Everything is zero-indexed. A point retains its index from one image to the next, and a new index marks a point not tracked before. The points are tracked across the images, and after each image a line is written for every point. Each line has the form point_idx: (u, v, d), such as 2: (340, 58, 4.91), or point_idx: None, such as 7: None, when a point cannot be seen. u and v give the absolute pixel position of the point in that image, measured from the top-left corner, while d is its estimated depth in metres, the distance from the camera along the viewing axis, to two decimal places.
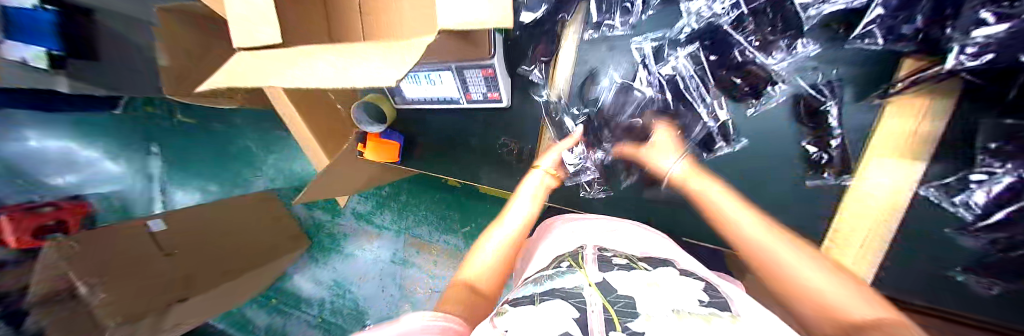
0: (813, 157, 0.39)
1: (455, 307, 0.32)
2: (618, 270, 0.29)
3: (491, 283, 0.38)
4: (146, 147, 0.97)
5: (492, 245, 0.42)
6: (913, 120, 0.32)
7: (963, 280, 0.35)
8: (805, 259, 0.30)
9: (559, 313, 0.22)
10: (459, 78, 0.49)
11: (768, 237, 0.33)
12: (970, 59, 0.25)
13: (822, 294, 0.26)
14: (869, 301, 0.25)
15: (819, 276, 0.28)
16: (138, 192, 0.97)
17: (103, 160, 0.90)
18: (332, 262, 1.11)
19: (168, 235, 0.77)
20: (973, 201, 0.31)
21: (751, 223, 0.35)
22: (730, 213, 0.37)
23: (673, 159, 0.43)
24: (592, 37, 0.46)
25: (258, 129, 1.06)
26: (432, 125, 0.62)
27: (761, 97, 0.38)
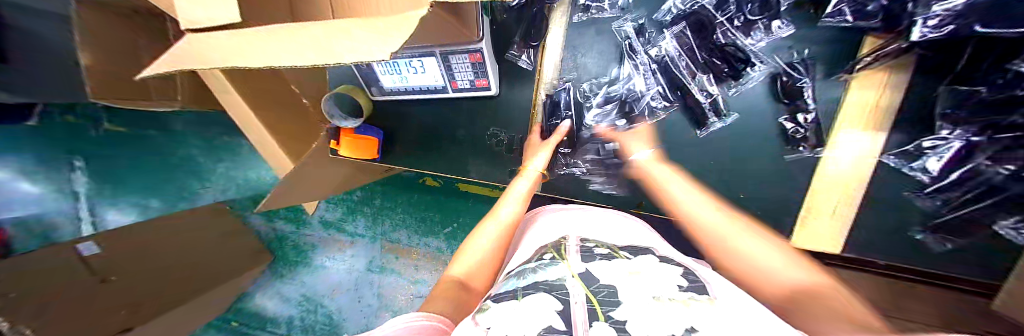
0: (791, 131, 0.40)
1: (445, 304, 0.30)
2: (598, 260, 0.29)
3: (484, 279, 0.36)
4: (67, 162, 0.84)
5: (483, 243, 0.40)
6: (874, 91, 0.36)
7: (923, 238, 0.39)
8: (748, 236, 0.35)
9: (542, 307, 0.21)
10: (444, 64, 0.46)
11: (713, 216, 0.38)
12: (933, 31, 0.27)
13: (768, 268, 0.31)
14: (796, 264, 0.31)
15: (753, 247, 0.34)
16: (65, 217, 0.86)
17: (18, 181, 0.80)
18: (298, 277, 1.03)
19: (104, 262, 0.67)
20: (929, 166, 0.35)
21: (703, 208, 0.40)
22: (695, 203, 0.40)
23: (642, 149, 0.47)
24: (581, 20, 0.46)
25: (203, 135, 0.95)
26: (410, 119, 0.59)
27: (741, 78, 0.40)
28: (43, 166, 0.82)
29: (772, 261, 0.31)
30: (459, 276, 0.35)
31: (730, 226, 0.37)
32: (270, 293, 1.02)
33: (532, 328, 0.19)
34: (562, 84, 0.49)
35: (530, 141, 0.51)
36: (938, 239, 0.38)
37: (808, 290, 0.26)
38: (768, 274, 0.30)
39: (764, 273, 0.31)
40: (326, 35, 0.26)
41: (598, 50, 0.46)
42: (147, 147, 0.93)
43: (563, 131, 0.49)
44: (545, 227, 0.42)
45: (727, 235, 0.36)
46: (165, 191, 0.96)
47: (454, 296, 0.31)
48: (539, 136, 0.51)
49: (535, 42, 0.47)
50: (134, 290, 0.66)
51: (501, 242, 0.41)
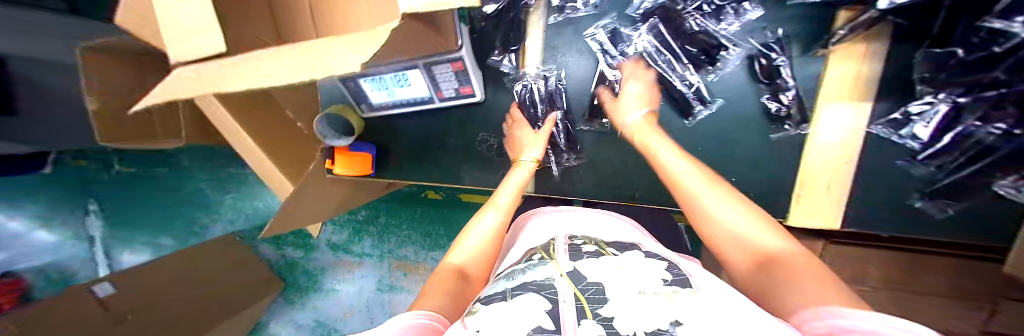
0: (775, 110, 0.40)
1: (441, 298, 0.30)
2: (587, 257, 0.30)
3: (481, 268, 0.37)
4: (81, 205, 0.85)
5: (479, 234, 0.41)
6: (854, 63, 0.36)
7: (922, 205, 0.38)
8: (727, 201, 0.34)
9: (531, 307, 0.22)
10: (428, 75, 0.47)
11: (693, 180, 0.37)
12: None
13: (743, 237, 0.31)
14: (772, 230, 0.32)
15: (727, 208, 0.34)
16: (80, 261, 0.85)
17: (33, 231, 0.79)
18: (310, 302, 1.05)
19: (119, 301, 0.69)
20: (919, 130, 0.35)
21: (686, 169, 0.38)
22: (675, 168, 0.38)
23: (637, 109, 0.44)
24: (556, 21, 0.47)
25: (210, 169, 0.98)
26: (403, 133, 0.60)
27: (718, 62, 0.40)
28: (52, 211, 0.82)
29: (747, 230, 0.32)
30: (458, 265, 0.36)
31: (712, 191, 0.36)
32: (283, 322, 1.04)
33: (521, 330, 0.19)
34: (546, 83, 0.49)
35: (517, 129, 0.50)
36: (937, 205, 0.37)
37: (781, 263, 0.27)
38: (743, 248, 0.31)
39: (740, 238, 0.31)
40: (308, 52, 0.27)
41: (576, 49, 0.47)
42: (148, 183, 0.94)
43: (551, 119, 0.49)
44: (538, 229, 0.43)
45: (705, 202, 0.35)
46: (171, 225, 0.97)
47: (453, 288, 0.32)
48: (527, 126, 0.50)
49: (514, 46, 0.48)
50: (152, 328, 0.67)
51: (498, 233, 0.41)
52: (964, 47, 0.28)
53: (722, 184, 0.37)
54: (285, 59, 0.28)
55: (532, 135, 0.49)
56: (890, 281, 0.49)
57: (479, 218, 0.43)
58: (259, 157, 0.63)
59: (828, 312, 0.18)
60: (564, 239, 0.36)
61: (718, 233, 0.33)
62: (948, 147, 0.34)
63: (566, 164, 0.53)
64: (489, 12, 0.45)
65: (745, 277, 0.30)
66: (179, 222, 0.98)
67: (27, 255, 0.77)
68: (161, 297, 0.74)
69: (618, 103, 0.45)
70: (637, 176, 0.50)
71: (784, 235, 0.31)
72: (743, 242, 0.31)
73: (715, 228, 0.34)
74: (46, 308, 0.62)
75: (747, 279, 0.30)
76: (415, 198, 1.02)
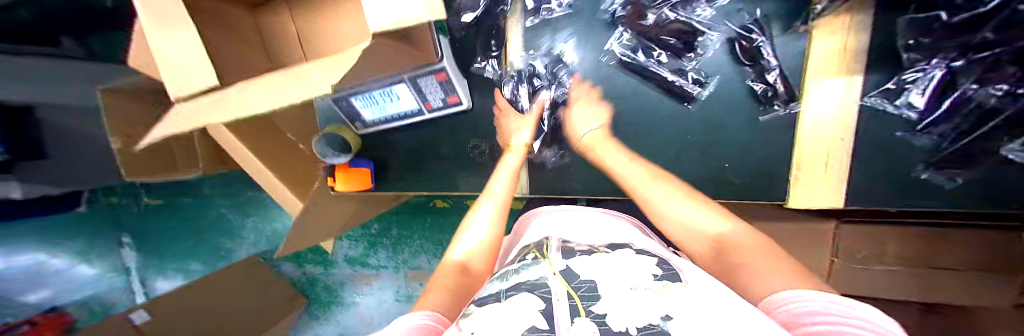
0: (761, 91, 0.40)
1: (443, 297, 0.29)
2: (579, 256, 0.29)
3: (484, 264, 0.37)
4: (115, 237, 0.92)
5: (479, 229, 0.40)
6: (840, 37, 0.35)
7: (927, 176, 0.36)
8: (676, 197, 0.39)
9: (524, 307, 0.20)
10: (415, 87, 0.48)
11: (647, 182, 0.41)
12: None
13: (695, 228, 0.35)
14: (718, 217, 0.36)
15: (677, 202, 0.38)
16: (120, 292, 0.90)
17: (74, 267, 0.83)
18: (334, 316, 1.09)
19: (153, 325, 0.73)
20: (914, 98, 0.34)
21: (637, 174, 0.42)
22: (631, 176, 0.42)
23: (594, 124, 0.46)
24: (534, 24, 0.47)
25: (229, 194, 1.02)
26: (400, 146, 0.61)
27: (698, 49, 0.40)
28: (88, 245, 0.87)
29: (700, 221, 0.36)
30: (460, 262, 0.36)
31: (664, 192, 0.40)
32: None
33: (514, 329, 0.18)
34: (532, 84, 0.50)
35: (505, 117, 0.51)
36: (944, 174, 0.36)
37: (732, 247, 0.31)
38: (697, 236, 0.35)
39: (692, 229, 0.36)
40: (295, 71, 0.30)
41: (554, 49, 0.47)
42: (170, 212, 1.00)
43: (540, 102, 0.49)
44: (538, 229, 0.43)
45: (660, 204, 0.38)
46: (200, 252, 1.02)
47: (457, 287, 0.31)
48: (513, 110, 0.50)
49: (495, 51, 0.49)
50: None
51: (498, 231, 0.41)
52: (947, 9, 0.27)
53: (672, 181, 0.41)
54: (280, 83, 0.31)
55: (520, 119, 0.49)
56: (907, 257, 0.47)
57: (473, 214, 0.42)
58: (269, 182, 0.67)
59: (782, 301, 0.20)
60: (557, 240, 0.36)
61: (675, 228, 0.37)
62: (947, 114, 0.33)
63: (546, 160, 0.53)
64: (468, 21, 0.47)
65: (702, 262, 0.34)
66: (202, 249, 1.02)
67: (68, 291, 0.80)
68: (189, 320, 0.77)
69: (574, 113, 0.47)
70: None
71: (728, 218, 0.36)
72: (697, 232, 0.35)
73: (672, 223, 0.38)
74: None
75: (703, 262, 0.34)
76: (425, 209, 1.04)
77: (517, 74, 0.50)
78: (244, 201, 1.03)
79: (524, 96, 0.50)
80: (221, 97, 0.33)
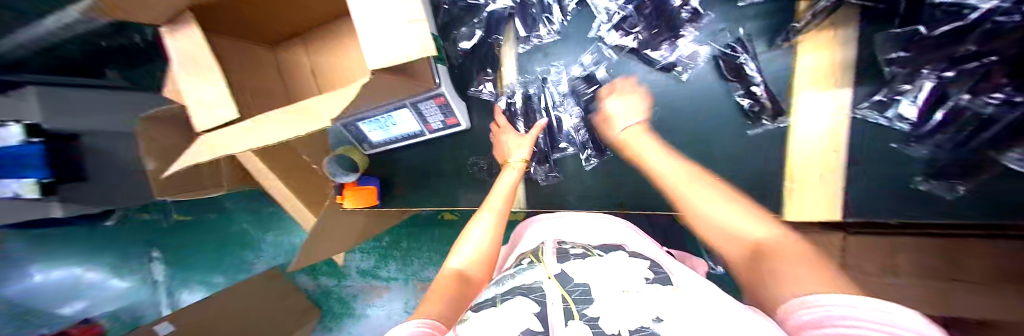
0: (747, 105, 0.40)
1: (441, 308, 0.30)
2: (573, 258, 0.29)
3: (482, 271, 0.38)
4: (144, 253, 0.86)
5: (477, 238, 0.41)
6: (828, 50, 0.36)
7: (925, 189, 0.37)
8: (710, 192, 0.32)
9: (520, 310, 0.21)
10: (416, 112, 0.51)
11: (677, 175, 0.34)
12: None
13: (730, 230, 0.28)
14: (762, 221, 0.28)
15: (706, 199, 0.31)
16: (149, 304, 0.83)
17: (108, 280, 0.79)
18: (345, 328, 1.10)
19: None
20: (903, 110, 0.34)
21: (672, 167, 0.36)
22: (651, 161, 0.37)
23: (633, 118, 0.41)
24: (526, 49, 0.50)
25: (252, 209, 1.04)
26: (405, 163, 0.64)
27: (676, 66, 0.42)
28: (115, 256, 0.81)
29: (737, 222, 0.29)
30: (458, 270, 0.36)
31: (694, 188, 0.33)
32: None
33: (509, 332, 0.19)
34: (528, 108, 0.51)
35: (503, 134, 0.50)
36: (943, 187, 0.35)
37: (770, 251, 0.24)
38: (730, 240, 0.28)
39: (724, 230, 0.29)
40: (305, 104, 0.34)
41: (545, 71, 0.50)
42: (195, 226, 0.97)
43: (540, 126, 0.47)
44: (534, 237, 0.43)
45: (691, 197, 0.32)
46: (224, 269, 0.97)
47: (454, 294, 0.33)
48: (512, 129, 0.50)
49: (490, 75, 0.52)
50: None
51: (494, 239, 0.41)
52: (927, 22, 0.28)
53: (706, 177, 0.35)
54: (289, 113, 0.34)
55: (518, 140, 0.48)
56: None
57: (473, 225, 0.43)
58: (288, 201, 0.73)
59: (797, 302, 0.18)
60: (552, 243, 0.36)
61: (709, 227, 0.30)
62: (938, 126, 0.32)
63: (546, 180, 0.54)
64: (464, 48, 0.51)
65: (742, 272, 0.27)
66: (230, 260, 0.98)
67: (101, 304, 0.74)
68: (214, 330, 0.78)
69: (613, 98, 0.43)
70: (625, 185, 0.50)
71: (767, 219, 0.29)
72: (731, 234, 0.28)
73: (702, 222, 0.31)
74: None
75: (744, 273, 0.27)
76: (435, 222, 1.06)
77: (512, 92, 0.51)
78: (265, 216, 1.06)
79: (519, 116, 0.52)
80: (238, 126, 0.36)
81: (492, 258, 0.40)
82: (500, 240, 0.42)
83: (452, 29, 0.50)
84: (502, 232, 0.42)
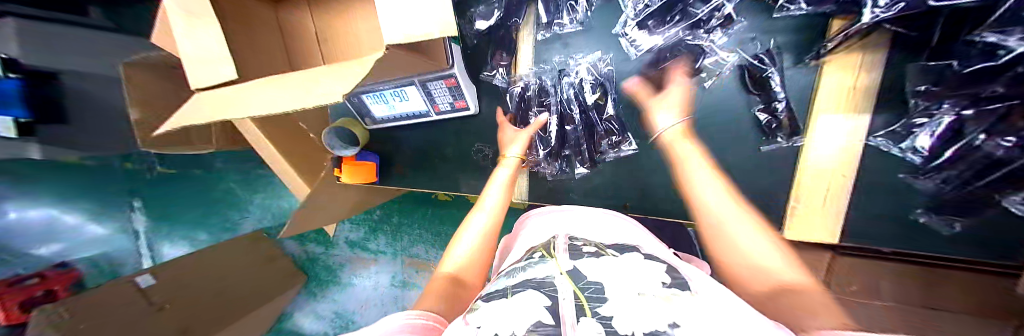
0: (765, 121, 0.40)
1: (434, 304, 0.30)
2: (587, 257, 0.29)
3: (475, 273, 0.37)
4: (125, 203, 0.97)
5: (471, 237, 0.40)
6: (851, 74, 0.35)
7: (924, 221, 0.38)
8: (748, 223, 0.30)
9: (531, 302, 0.21)
10: (424, 91, 0.50)
11: (713, 192, 0.33)
12: (884, 10, 0.26)
13: (755, 263, 0.27)
14: (789, 262, 0.27)
15: (743, 226, 0.30)
16: (127, 252, 0.98)
17: (86, 225, 0.91)
18: (330, 295, 1.12)
19: (158, 290, 0.77)
20: (919, 145, 0.34)
21: (712, 186, 0.33)
22: (691, 172, 0.36)
23: (672, 115, 0.39)
24: (545, 37, 0.48)
25: (240, 169, 1.05)
26: (405, 141, 0.62)
27: (701, 73, 0.41)
28: (99, 203, 0.93)
29: (762, 259, 0.27)
30: (451, 272, 0.36)
31: (727, 211, 0.31)
32: (307, 313, 1.13)
33: (520, 322, 0.18)
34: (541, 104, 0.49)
35: (503, 129, 0.50)
36: (940, 222, 0.37)
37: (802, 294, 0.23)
38: (757, 272, 0.27)
39: (747, 261, 0.28)
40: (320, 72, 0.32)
41: (563, 62, 0.48)
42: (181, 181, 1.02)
43: (539, 122, 0.47)
44: (540, 229, 0.43)
45: (722, 221, 0.31)
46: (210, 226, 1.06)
47: (449, 293, 0.32)
48: (511, 125, 0.50)
49: (504, 61, 0.49)
50: (180, 321, 0.74)
51: (488, 236, 0.41)
52: (961, 58, 0.27)
53: (744, 203, 0.33)
54: (299, 81, 0.32)
55: (515, 133, 0.48)
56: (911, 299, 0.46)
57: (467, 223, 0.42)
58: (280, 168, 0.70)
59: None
60: (564, 235, 0.37)
61: (732, 254, 0.29)
62: (952, 162, 0.32)
63: (552, 174, 0.54)
64: (481, 30, 0.48)
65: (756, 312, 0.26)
66: (217, 220, 1.06)
67: (75, 249, 0.89)
68: (194, 287, 0.82)
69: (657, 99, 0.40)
70: (630, 188, 0.50)
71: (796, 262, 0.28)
72: (751, 266, 0.27)
73: (724, 244, 0.30)
74: (98, 300, 0.70)
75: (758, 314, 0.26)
76: (427, 201, 1.06)
77: (528, 81, 0.49)
78: (253, 178, 1.05)
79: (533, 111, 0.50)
80: (240, 88, 0.34)
81: (489, 253, 0.40)
82: (495, 238, 0.42)
83: (470, 7, 0.47)
84: (497, 229, 0.42)
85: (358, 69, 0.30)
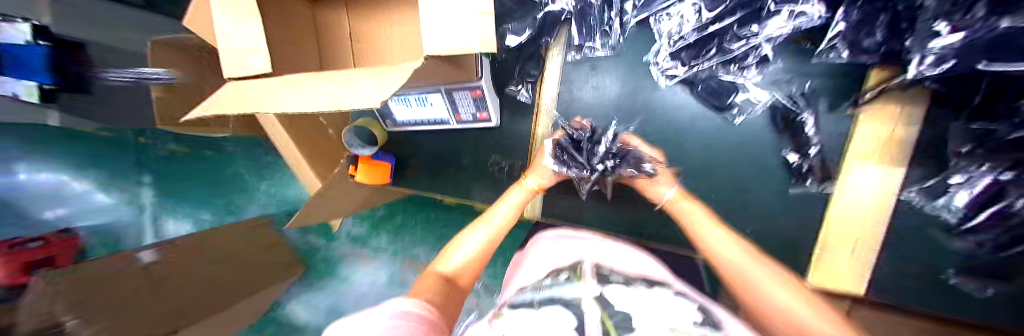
0: (796, 164, 0.40)
1: (429, 297, 0.30)
2: (615, 285, 0.28)
3: (469, 276, 0.39)
4: None
5: (471, 245, 0.41)
6: (888, 124, 0.35)
7: (957, 282, 0.36)
8: (771, 278, 0.31)
9: (556, 320, 0.21)
10: (449, 99, 0.50)
11: (724, 245, 0.36)
12: (929, 68, 0.25)
13: (779, 304, 0.28)
14: (794, 293, 0.29)
15: (769, 282, 0.30)
16: None
17: None
18: (323, 286, 1.00)
19: None
20: (955, 203, 0.32)
21: (723, 240, 0.36)
22: (702, 230, 0.38)
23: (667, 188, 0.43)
24: (575, 58, 0.49)
25: None
26: (421, 146, 0.63)
27: (733, 107, 0.41)
28: None
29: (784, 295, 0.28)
30: (446, 273, 0.37)
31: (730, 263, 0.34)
32: None
33: None
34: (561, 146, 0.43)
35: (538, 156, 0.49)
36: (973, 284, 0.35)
37: None
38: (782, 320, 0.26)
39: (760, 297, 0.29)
40: (343, 78, 0.33)
41: (592, 85, 0.49)
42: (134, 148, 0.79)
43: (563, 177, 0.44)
44: (553, 253, 0.41)
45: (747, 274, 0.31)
46: None
47: (441, 291, 0.33)
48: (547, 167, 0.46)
49: (531, 78, 0.50)
50: None
51: (486, 248, 0.42)
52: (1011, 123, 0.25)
53: (766, 261, 0.34)
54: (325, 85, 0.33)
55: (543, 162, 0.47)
56: None
57: (472, 229, 0.43)
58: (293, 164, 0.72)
59: None
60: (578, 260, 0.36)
61: (754, 297, 0.30)
62: (987, 225, 0.30)
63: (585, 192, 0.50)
64: (512, 45, 0.48)
65: None
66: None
67: None
68: None
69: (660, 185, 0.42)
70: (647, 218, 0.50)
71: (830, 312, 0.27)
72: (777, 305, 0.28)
73: (745, 289, 0.31)
74: None
75: None
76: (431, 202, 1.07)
77: (556, 100, 0.51)
78: None
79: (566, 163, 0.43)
80: (264, 83, 0.36)
81: (486, 257, 0.41)
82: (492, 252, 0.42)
83: (501, 23, 0.46)
84: (495, 245, 0.43)
85: (389, 79, 0.31)
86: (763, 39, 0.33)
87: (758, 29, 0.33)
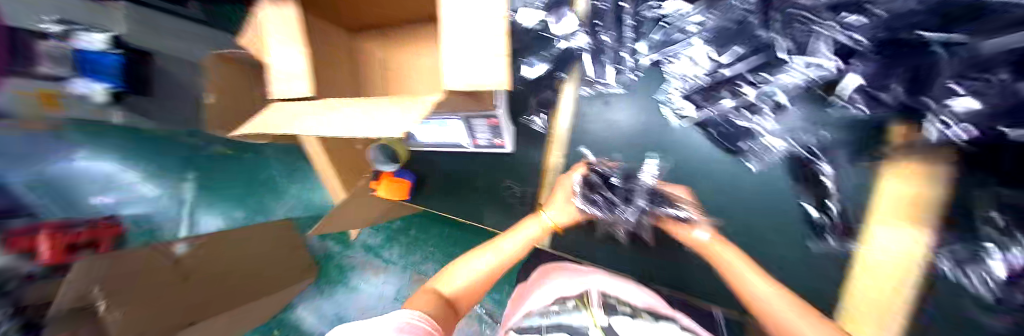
0: (818, 219, 0.40)
1: (424, 308, 0.35)
2: (622, 315, 0.29)
3: (466, 297, 0.43)
4: None
5: (475, 266, 0.45)
6: (915, 184, 0.34)
7: None
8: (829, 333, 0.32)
9: None
10: (468, 125, 0.53)
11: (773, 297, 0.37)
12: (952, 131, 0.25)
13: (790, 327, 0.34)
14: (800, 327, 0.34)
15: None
16: None
17: None
18: (337, 295, 1.11)
19: (189, 259, 0.68)
20: (990, 277, 0.29)
21: (771, 292, 0.38)
22: (744, 276, 0.40)
23: (703, 234, 0.44)
24: (588, 92, 0.51)
25: None
26: (439, 166, 0.66)
27: (747, 150, 0.41)
28: None
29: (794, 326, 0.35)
30: (448, 291, 0.41)
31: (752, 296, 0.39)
32: (312, 307, 1.10)
33: None
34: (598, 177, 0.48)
35: (557, 187, 0.52)
36: None
37: None
38: None
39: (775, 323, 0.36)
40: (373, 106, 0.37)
41: (605, 118, 0.51)
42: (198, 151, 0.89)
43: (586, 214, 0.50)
44: (562, 281, 0.42)
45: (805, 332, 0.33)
46: None
47: (437, 305, 0.38)
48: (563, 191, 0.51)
49: (545, 109, 0.53)
50: (192, 300, 0.64)
51: (488, 273, 0.46)
52: None
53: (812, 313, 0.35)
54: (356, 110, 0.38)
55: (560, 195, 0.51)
56: None
57: (478, 252, 0.47)
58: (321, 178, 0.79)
59: None
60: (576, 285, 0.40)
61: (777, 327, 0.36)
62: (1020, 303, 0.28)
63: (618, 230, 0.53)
64: (530, 77, 0.53)
65: None
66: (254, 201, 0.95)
67: None
68: (223, 264, 0.73)
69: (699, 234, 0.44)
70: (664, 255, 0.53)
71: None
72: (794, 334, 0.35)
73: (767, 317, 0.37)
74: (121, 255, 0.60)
75: None
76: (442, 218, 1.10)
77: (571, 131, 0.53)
78: None
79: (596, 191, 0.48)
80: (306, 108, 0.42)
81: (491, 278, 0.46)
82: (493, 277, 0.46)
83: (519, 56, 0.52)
84: (497, 273, 0.46)
85: (410, 108, 0.35)
86: (778, 87, 0.32)
87: (770, 78, 0.33)
